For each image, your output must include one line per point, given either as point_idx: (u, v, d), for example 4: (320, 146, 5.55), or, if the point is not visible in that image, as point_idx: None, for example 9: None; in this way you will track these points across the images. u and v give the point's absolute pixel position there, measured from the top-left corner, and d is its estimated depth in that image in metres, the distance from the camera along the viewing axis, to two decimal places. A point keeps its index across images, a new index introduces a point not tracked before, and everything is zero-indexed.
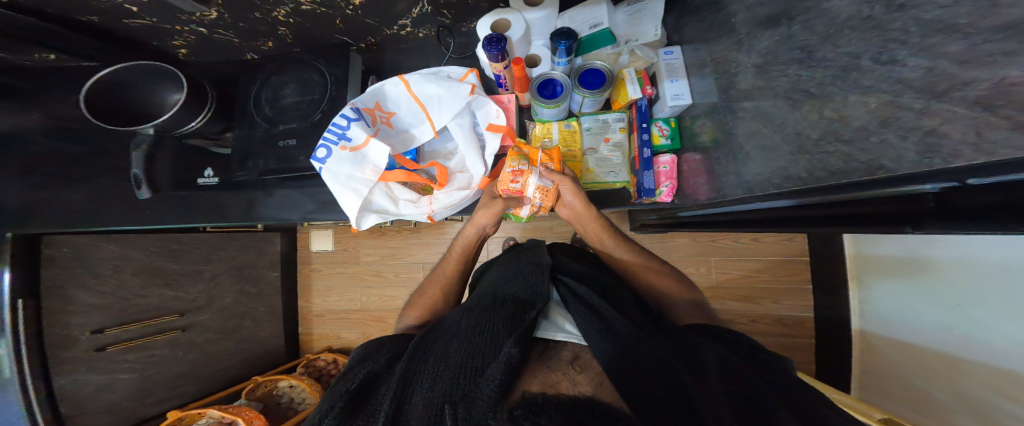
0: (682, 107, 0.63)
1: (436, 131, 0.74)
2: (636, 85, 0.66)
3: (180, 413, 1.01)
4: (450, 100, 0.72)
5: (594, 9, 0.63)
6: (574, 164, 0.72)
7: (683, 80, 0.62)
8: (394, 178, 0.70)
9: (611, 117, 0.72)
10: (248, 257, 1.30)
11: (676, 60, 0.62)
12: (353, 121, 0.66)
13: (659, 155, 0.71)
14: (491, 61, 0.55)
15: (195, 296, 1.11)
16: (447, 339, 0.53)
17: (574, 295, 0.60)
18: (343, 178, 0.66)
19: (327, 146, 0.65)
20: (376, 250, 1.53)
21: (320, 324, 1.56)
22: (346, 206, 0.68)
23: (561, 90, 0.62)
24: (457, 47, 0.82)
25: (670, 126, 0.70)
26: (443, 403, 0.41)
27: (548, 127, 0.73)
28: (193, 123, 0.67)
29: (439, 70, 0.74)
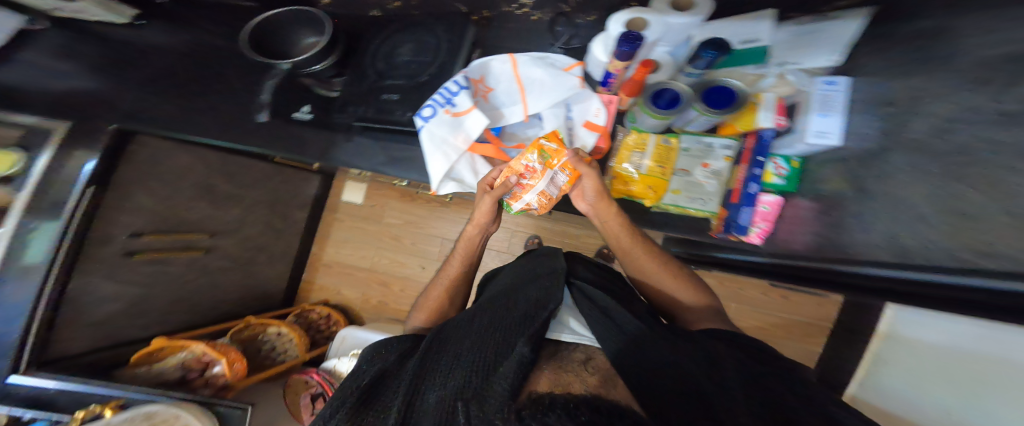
0: (824, 147, 0.53)
1: (526, 115, 0.72)
2: (769, 114, 0.58)
3: (166, 341, 0.99)
4: (551, 88, 0.71)
5: (754, 25, 0.58)
6: (661, 182, 0.67)
7: (838, 117, 0.52)
8: (482, 151, 0.73)
9: (717, 143, 0.65)
10: (285, 193, 1.31)
11: (837, 93, 0.53)
12: (461, 89, 0.69)
13: (763, 192, 0.64)
14: (619, 57, 0.52)
15: (229, 220, 1.11)
16: (460, 338, 0.51)
17: (586, 298, 0.56)
18: (438, 141, 0.69)
19: (434, 107, 0.69)
20: (401, 215, 1.55)
21: (325, 274, 1.60)
22: (433, 168, 0.70)
23: (681, 101, 0.58)
24: (565, 38, 0.78)
25: (789, 165, 0.62)
26: (456, 399, 0.39)
27: (644, 137, 0.68)
28: (317, 66, 0.74)
29: (548, 56, 0.72)
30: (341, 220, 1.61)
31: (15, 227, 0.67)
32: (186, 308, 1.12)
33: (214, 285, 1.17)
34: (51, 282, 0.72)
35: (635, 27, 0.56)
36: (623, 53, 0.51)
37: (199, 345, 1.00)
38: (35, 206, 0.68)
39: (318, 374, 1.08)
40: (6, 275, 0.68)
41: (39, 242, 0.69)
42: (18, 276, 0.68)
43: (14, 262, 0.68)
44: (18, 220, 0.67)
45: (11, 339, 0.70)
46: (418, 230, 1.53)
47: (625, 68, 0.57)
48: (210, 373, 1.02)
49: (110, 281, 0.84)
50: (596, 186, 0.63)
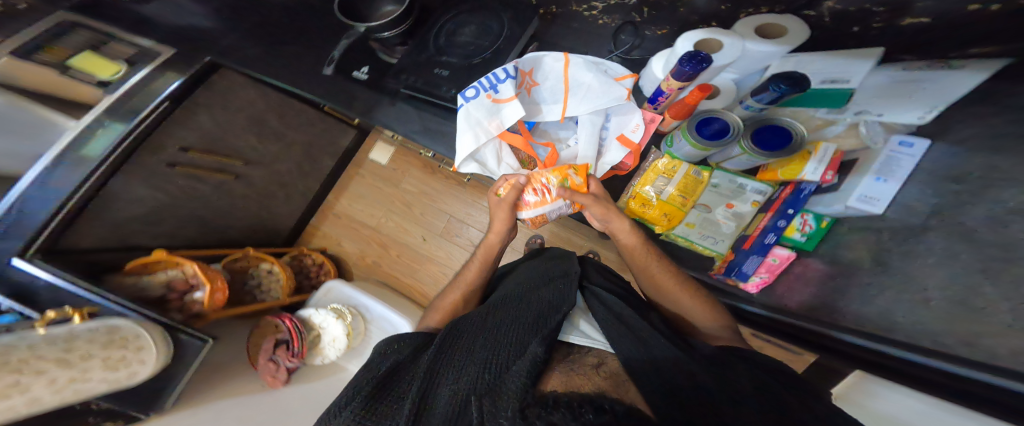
0: (866, 213, 0.51)
1: (564, 116, 0.73)
2: (816, 166, 0.54)
3: (164, 254, 0.79)
4: (597, 95, 0.70)
5: (847, 64, 0.51)
6: (678, 212, 0.67)
7: (895, 183, 0.49)
8: (511, 140, 0.72)
9: (751, 186, 0.64)
10: (323, 140, 1.23)
11: (910, 157, 0.48)
12: (508, 78, 0.70)
13: (779, 245, 0.63)
14: (678, 76, 0.51)
15: (267, 155, 1.02)
16: (473, 335, 0.51)
17: (602, 304, 0.54)
18: (472, 121, 0.71)
19: (477, 90, 0.70)
20: (418, 185, 1.38)
21: (332, 224, 1.43)
22: (461, 145, 0.71)
23: (728, 133, 0.57)
24: (625, 48, 0.76)
25: (819, 224, 0.60)
26: (470, 396, 0.39)
27: (676, 164, 0.66)
28: (387, 33, 0.78)
29: (603, 62, 0.71)
30: (362, 176, 1.43)
31: (85, 126, 0.63)
32: (205, 227, 0.99)
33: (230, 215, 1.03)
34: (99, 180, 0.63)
35: (704, 44, 0.53)
36: (683, 73, 0.50)
37: (191, 266, 0.82)
38: (113, 106, 0.65)
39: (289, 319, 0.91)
40: (62, 161, 0.60)
41: (103, 140, 0.63)
42: (72, 163, 0.61)
43: (74, 152, 0.61)
44: (94, 117, 0.64)
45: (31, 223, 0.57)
46: (429, 202, 1.35)
47: (679, 88, 0.55)
48: (192, 297, 0.84)
49: (144, 185, 0.72)
50: (602, 212, 0.61)
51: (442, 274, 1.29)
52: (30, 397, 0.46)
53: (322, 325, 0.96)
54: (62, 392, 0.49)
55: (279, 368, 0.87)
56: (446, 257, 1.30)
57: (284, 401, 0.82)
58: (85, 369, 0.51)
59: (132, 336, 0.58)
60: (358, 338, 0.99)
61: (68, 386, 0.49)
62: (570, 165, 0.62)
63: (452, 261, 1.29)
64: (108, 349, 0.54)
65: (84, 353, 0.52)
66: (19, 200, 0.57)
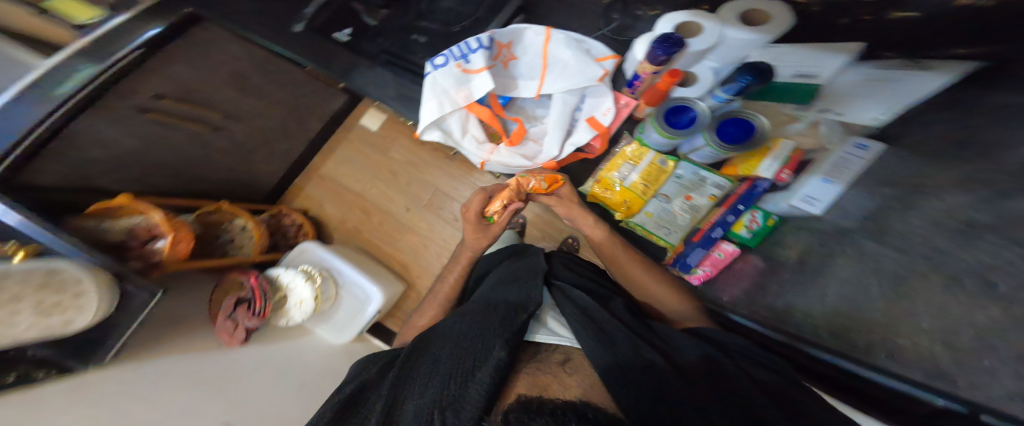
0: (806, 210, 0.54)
1: (538, 93, 0.70)
2: (775, 163, 0.55)
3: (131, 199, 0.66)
4: (573, 74, 0.67)
5: (822, 59, 0.50)
6: (639, 201, 0.68)
7: (838, 184, 0.49)
8: (478, 112, 0.68)
9: (712, 179, 0.65)
10: (316, 102, 0.99)
11: (857, 159, 0.48)
12: (481, 48, 0.65)
13: (726, 240, 0.65)
14: (652, 59, 0.50)
15: (252, 111, 0.81)
16: (440, 343, 0.47)
17: (568, 299, 0.51)
18: (438, 90, 0.65)
19: (447, 57, 0.64)
20: (407, 155, 1.16)
21: (315, 186, 1.19)
22: (423, 115, 0.66)
23: (694, 123, 0.58)
24: (616, 28, 0.72)
25: (765, 222, 0.61)
26: (433, 409, 0.36)
27: (643, 151, 0.67)
28: None
29: (584, 41, 0.68)
30: (351, 142, 1.18)
31: (54, 66, 0.50)
32: (176, 178, 0.80)
33: (195, 175, 0.84)
34: (53, 119, 0.48)
35: (685, 28, 0.51)
36: (656, 56, 0.50)
37: (158, 214, 0.68)
38: (91, 48, 0.52)
39: (255, 277, 0.74)
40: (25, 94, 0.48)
41: (70, 77, 0.50)
42: (33, 99, 0.48)
43: (43, 88, 0.49)
44: (65, 57, 0.51)
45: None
46: (420, 174, 1.15)
47: (651, 73, 0.56)
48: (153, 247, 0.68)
49: (111, 128, 0.56)
50: (567, 210, 0.63)
51: (424, 247, 1.11)
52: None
53: (290, 285, 0.82)
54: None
55: (238, 326, 0.69)
56: (430, 232, 1.12)
57: (241, 365, 0.65)
58: (11, 313, 0.37)
59: (77, 281, 0.43)
60: (325, 302, 0.91)
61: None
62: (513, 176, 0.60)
63: (437, 236, 1.11)
64: (42, 290, 0.40)
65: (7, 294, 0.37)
66: None
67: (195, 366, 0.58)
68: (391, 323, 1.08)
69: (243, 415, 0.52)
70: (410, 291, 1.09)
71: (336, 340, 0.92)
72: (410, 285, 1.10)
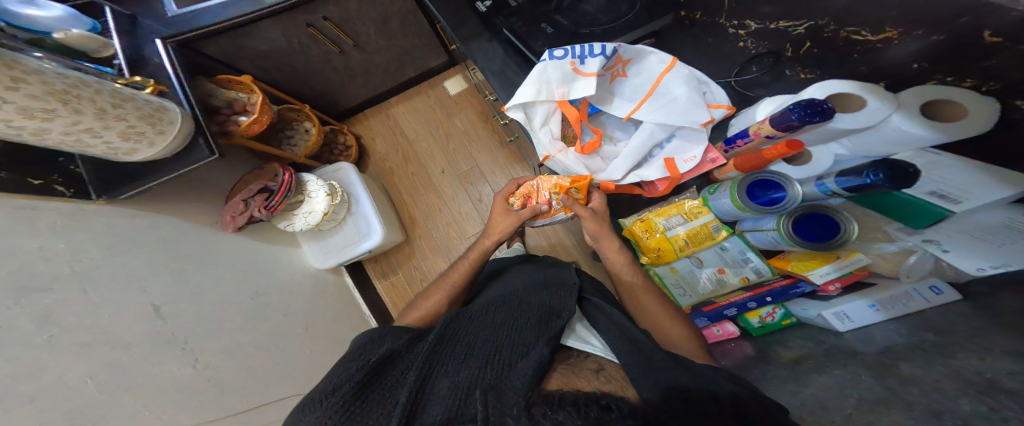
0: (831, 326, 0.47)
1: (628, 116, 0.69)
2: (830, 272, 0.51)
3: (247, 80, 0.84)
4: (676, 110, 0.65)
5: (970, 184, 0.39)
6: (671, 252, 0.66)
7: (882, 312, 0.43)
8: (567, 113, 0.69)
9: (754, 263, 0.62)
10: (425, 50, 1.10)
11: (923, 301, 0.41)
12: (601, 56, 0.63)
13: (731, 322, 0.63)
14: (783, 122, 0.47)
15: (373, 40, 0.97)
16: (476, 327, 0.47)
17: (604, 315, 0.51)
18: (542, 79, 0.66)
19: (567, 52, 0.64)
20: (466, 126, 1.22)
21: (377, 119, 1.26)
22: (518, 96, 0.67)
23: (782, 199, 0.54)
24: (746, 80, 0.69)
25: (782, 321, 0.58)
26: (472, 389, 0.36)
27: (702, 211, 0.66)
28: None
29: (705, 83, 0.66)
30: (429, 96, 1.26)
31: None
32: (284, 63, 0.91)
33: (311, 63, 0.95)
34: (248, 18, 0.75)
35: (846, 102, 0.48)
36: (787, 122, 0.47)
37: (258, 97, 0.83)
38: None
39: (287, 175, 0.83)
40: None
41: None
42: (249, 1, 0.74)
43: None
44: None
45: (199, 24, 0.71)
46: (468, 147, 1.20)
47: (766, 139, 0.53)
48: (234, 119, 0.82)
49: (279, 31, 0.81)
50: (593, 228, 0.60)
51: (439, 212, 1.16)
52: (44, 126, 0.41)
53: (312, 194, 0.89)
54: (68, 135, 0.44)
55: (243, 212, 0.77)
56: (451, 200, 1.16)
57: (217, 254, 0.71)
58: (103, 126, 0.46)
59: (168, 123, 0.54)
60: (329, 223, 0.94)
61: (76, 135, 0.44)
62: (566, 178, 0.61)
63: (455, 207, 1.15)
64: (140, 120, 0.50)
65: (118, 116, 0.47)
66: (203, 8, 0.72)
67: (184, 238, 0.66)
68: (373, 268, 1.14)
69: (180, 308, 0.56)
70: (404, 245, 1.14)
71: (317, 263, 0.99)
72: (409, 241, 1.15)
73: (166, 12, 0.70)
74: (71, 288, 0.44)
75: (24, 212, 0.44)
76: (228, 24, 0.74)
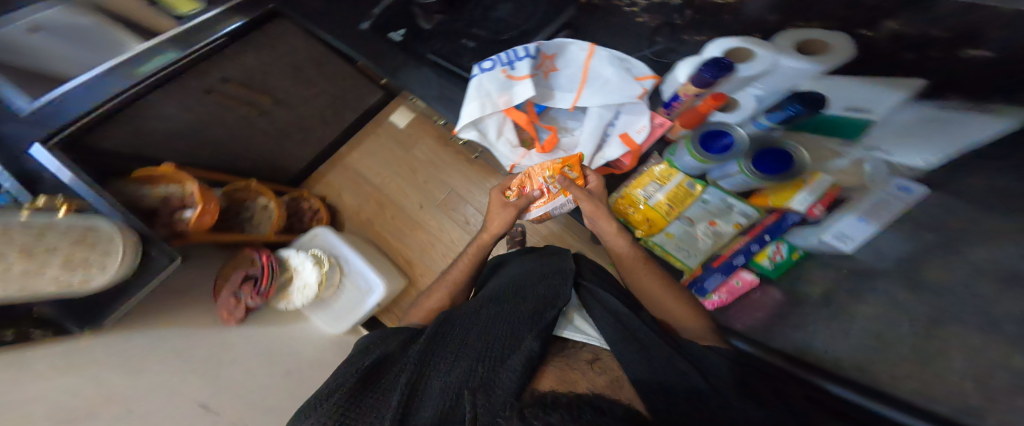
0: (836, 251, 0.51)
1: (574, 106, 0.71)
2: (810, 198, 0.53)
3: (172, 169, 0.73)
4: (612, 89, 0.68)
5: (880, 95, 0.43)
6: (658, 221, 0.67)
7: (874, 226, 0.47)
8: (516, 118, 0.71)
9: (739, 207, 0.63)
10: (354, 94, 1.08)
11: (904, 201, 0.44)
12: (527, 57, 0.67)
13: (745, 269, 0.63)
14: (697, 82, 0.50)
15: (291, 94, 0.89)
16: (468, 326, 0.46)
17: (599, 302, 0.48)
18: (482, 92, 0.67)
19: (495, 62, 0.67)
20: (429, 154, 1.20)
21: (335, 174, 1.23)
22: (465, 115, 0.68)
23: (730, 150, 0.57)
24: (658, 50, 0.72)
25: (790, 255, 0.59)
26: (462, 389, 0.35)
27: (672, 172, 0.67)
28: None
29: (627, 60, 0.69)
30: (378, 136, 1.23)
31: (149, 48, 0.64)
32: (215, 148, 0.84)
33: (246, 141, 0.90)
34: (129, 94, 0.60)
35: (734, 55, 0.50)
36: (703, 79, 0.50)
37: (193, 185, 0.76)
38: (181, 37, 0.66)
39: (266, 256, 0.83)
40: (119, 70, 0.61)
41: (156, 61, 0.63)
42: (120, 75, 0.61)
43: (130, 67, 0.61)
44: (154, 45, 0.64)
45: (65, 118, 0.57)
46: (438, 175, 1.18)
47: (693, 95, 0.56)
48: (180, 216, 0.76)
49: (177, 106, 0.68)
50: (592, 209, 0.59)
51: (432, 245, 1.13)
52: None
53: (299, 267, 0.89)
54: (10, 287, 0.39)
55: (239, 303, 0.77)
56: (439, 232, 1.14)
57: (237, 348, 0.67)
58: (41, 264, 0.42)
59: (108, 240, 0.50)
60: (329, 289, 0.94)
61: (15, 284, 0.40)
62: (563, 162, 0.62)
63: (446, 236, 1.13)
64: (75, 247, 0.46)
65: (49, 246, 0.43)
66: (64, 96, 0.58)
67: (193, 342, 0.61)
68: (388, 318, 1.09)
69: (226, 402, 0.54)
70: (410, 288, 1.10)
71: (329, 330, 0.94)
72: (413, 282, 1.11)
73: (18, 110, 0.56)
74: (113, 408, 0.42)
75: (20, 359, 0.41)
76: (101, 109, 0.58)
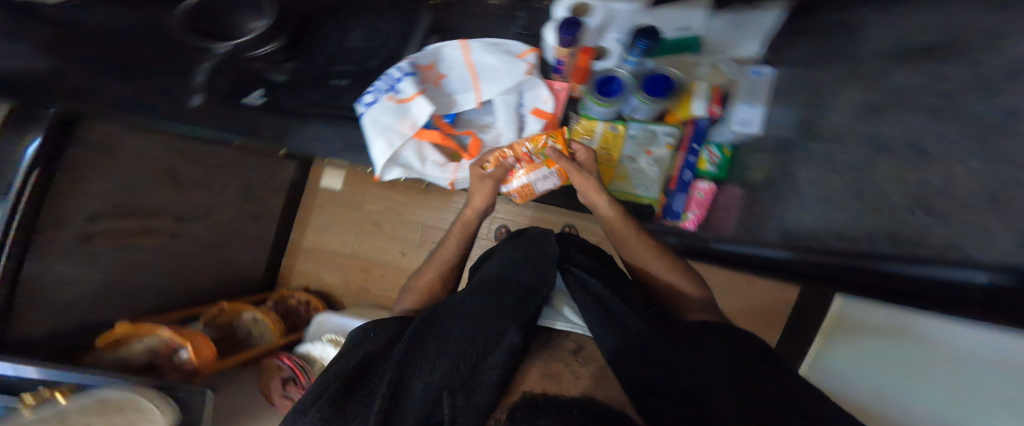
0: (747, 135, 0.58)
1: (479, 103, 0.70)
2: (702, 102, 0.62)
3: (129, 326, 0.79)
4: (503, 75, 0.69)
5: (688, 13, 0.61)
6: (607, 169, 0.71)
7: (758, 107, 0.57)
8: (428, 138, 0.69)
9: (661, 130, 0.67)
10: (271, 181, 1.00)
11: (763, 82, 0.58)
12: (404, 76, 0.66)
13: (699, 179, 0.68)
14: (562, 43, 0.59)
15: (196, 203, 0.90)
16: (453, 318, 0.44)
17: (581, 285, 0.49)
18: (381, 127, 0.66)
19: (376, 94, 0.66)
20: (382, 202, 1.27)
21: (304, 260, 1.34)
22: (377, 155, 0.68)
23: (620, 90, 0.61)
24: (525, 22, 0.74)
25: (722, 153, 0.66)
26: (443, 389, 0.35)
27: (593, 124, 0.70)
28: (264, 49, 0.60)
29: (502, 42, 0.70)
30: (319, 208, 1.33)
31: None
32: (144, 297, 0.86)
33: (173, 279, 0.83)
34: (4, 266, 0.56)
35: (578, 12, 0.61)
36: (566, 39, 0.58)
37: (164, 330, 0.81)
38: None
39: (287, 357, 0.93)
40: None
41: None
42: None
43: None
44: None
45: None
46: (401, 217, 1.25)
47: (569, 54, 0.62)
48: (179, 358, 0.85)
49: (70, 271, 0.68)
50: (582, 180, 0.60)
51: None
52: None
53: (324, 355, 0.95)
54: None
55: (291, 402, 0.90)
56: None
57: None
58: None
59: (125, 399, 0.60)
60: None
61: None
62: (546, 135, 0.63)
63: None
64: (101, 414, 0.55)
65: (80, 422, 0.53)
66: None
67: None
68: None
69: None
70: None
71: None
72: None
73: None
74: None
75: None
76: None
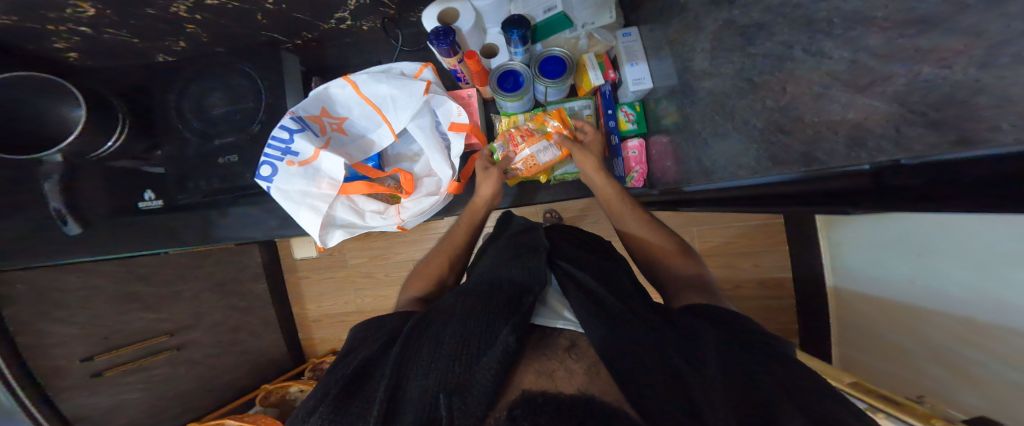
0: (645, 91, 0.63)
1: (396, 134, 0.68)
2: (598, 71, 0.64)
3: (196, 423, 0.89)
4: (405, 101, 0.66)
5: None
6: None
7: (642, 63, 0.63)
8: (354, 191, 0.64)
9: (578, 105, 0.69)
10: (229, 272, 0.99)
11: (634, 42, 0.63)
12: (295, 134, 0.61)
13: (626, 140, 0.70)
14: (442, 55, 0.57)
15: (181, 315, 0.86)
16: (444, 321, 0.43)
17: (574, 281, 0.46)
18: (297, 196, 0.62)
19: (271, 163, 0.60)
20: (363, 255, 1.24)
21: (320, 330, 1.27)
22: (307, 225, 0.64)
23: (522, 82, 0.61)
24: (407, 39, 0.74)
25: (635, 110, 0.69)
26: (439, 393, 0.34)
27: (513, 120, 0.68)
28: (110, 142, 0.55)
29: (390, 67, 0.67)
30: (306, 278, 1.26)
31: None
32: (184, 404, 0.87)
33: None
34: None
35: (447, 19, 0.60)
36: (444, 50, 0.57)
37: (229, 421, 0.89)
38: None
39: None
40: None
41: None
42: None
43: None
44: None
45: None
46: (390, 260, 1.22)
47: (458, 62, 0.60)
48: None
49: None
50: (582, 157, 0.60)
51: None
52: None
53: None
54: None
55: None
56: None
57: None
58: None
59: None
60: None
61: None
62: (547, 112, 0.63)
63: None
64: None
65: None
66: None
67: None
68: None
69: None
70: None
71: None
72: None
73: None
74: None
75: None
76: None
